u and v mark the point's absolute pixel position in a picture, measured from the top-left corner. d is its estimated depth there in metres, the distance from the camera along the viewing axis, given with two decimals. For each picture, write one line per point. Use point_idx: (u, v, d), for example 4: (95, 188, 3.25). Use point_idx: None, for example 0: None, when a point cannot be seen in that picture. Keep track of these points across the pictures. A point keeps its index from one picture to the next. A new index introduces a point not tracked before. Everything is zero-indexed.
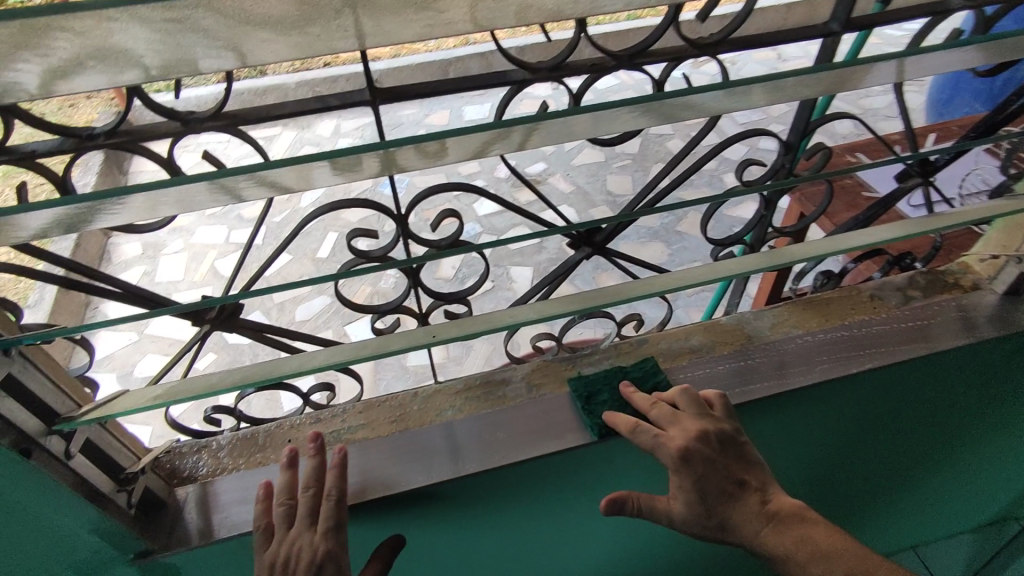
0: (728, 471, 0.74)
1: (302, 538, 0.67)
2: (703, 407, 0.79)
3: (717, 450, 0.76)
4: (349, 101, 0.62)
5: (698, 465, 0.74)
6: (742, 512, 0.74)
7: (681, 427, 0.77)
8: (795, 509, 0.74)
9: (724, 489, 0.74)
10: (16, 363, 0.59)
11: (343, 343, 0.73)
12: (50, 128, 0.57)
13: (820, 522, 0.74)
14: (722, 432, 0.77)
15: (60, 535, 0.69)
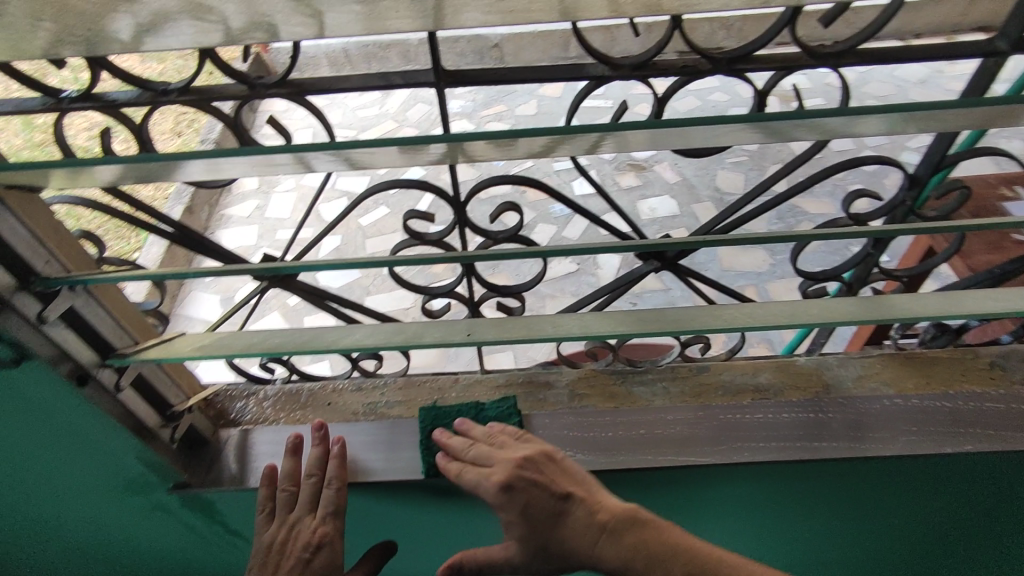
0: (552, 490, 0.64)
1: (300, 521, 0.72)
2: (513, 437, 0.71)
3: (540, 472, 0.66)
4: (412, 81, 0.59)
5: (518, 499, 0.64)
6: (572, 530, 0.62)
7: (498, 460, 0.67)
8: (633, 514, 0.62)
9: (549, 511, 0.63)
10: (80, 298, 0.62)
11: (383, 325, 0.71)
12: (130, 81, 0.59)
13: (657, 518, 0.61)
14: (542, 454, 0.67)
15: (109, 456, 0.74)
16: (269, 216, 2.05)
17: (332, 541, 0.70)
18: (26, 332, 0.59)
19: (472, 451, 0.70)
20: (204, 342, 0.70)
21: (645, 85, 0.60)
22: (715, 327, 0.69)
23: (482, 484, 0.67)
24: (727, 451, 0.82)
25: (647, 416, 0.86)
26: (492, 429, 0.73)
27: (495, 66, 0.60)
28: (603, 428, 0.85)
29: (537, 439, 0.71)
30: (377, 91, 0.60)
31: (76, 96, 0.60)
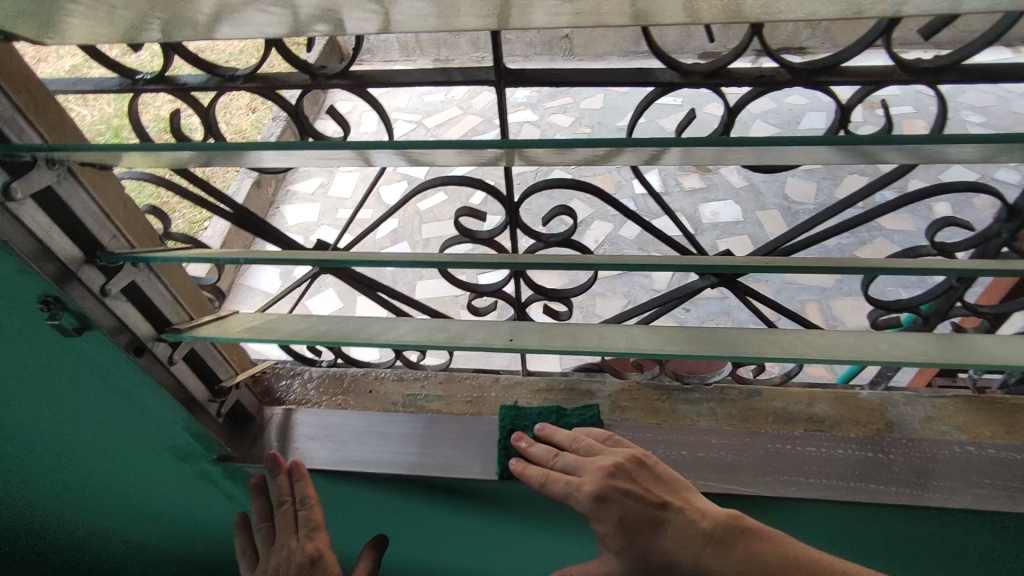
0: (650, 500, 0.60)
1: (286, 543, 0.73)
2: (598, 444, 0.67)
3: (635, 481, 0.62)
4: (472, 79, 0.57)
5: (615, 508, 0.60)
6: (675, 543, 0.58)
7: (589, 468, 0.64)
8: (734, 520, 0.59)
9: (646, 521, 0.59)
10: (141, 273, 0.65)
11: (426, 322, 0.71)
12: (200, 66, 0.60)
13: (764, 529, 0.58)
14: (634, 460, 0.63)
15: (159, 424, 0.77)
16: (331, 196, 2.10)
17: (322, 556, 0.72)
18: (90, 305, 0.60)
19: (559, 459, 0.66)
20: (254, 324, 0.71)
21: (717, 93, 0.57)
22: (772, 355, 0.65)
23: (574, 493, 0.63)
24: (774, 483, 0.77)
25: (691, 437, 0.83)
26: (571, 437, 0.69)
27: (559, 67, 0.58)
28: (643, 444, 0.82)
29: (621, 445, 0.67)
30: (437, 87, 0.59)
31: (149, 78, 0.62)
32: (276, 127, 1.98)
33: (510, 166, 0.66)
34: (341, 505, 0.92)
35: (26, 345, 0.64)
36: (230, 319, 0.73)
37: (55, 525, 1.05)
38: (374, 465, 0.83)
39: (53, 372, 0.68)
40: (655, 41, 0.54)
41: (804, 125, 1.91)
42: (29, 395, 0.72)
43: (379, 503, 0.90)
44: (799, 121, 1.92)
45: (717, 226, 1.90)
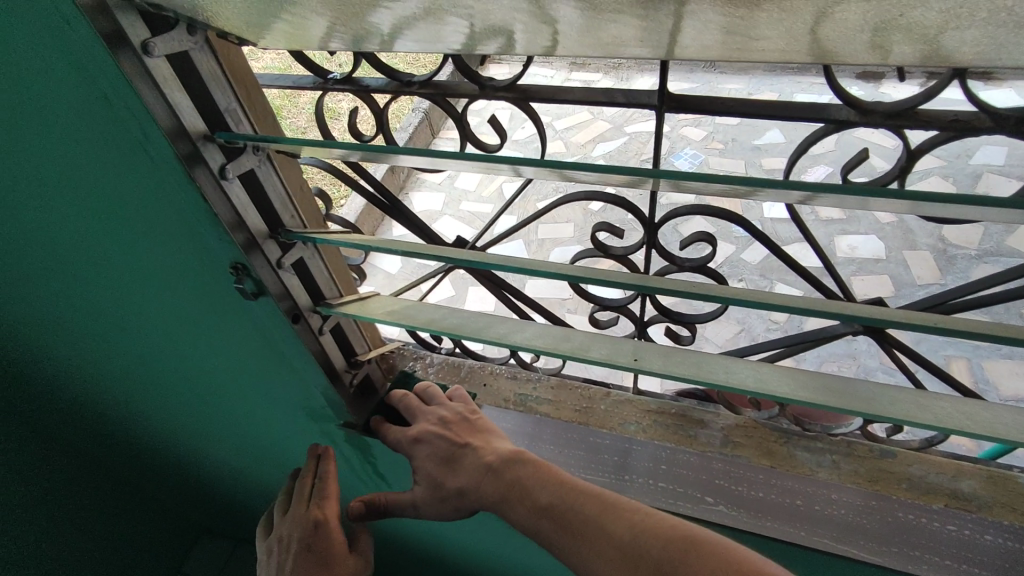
0: (452, 440, 0.76)
1: (298, 511, 0.87)
2: (438, 396, 0.83)
3: (450, 430, 0.78)
4: (635, 102, 0.59)
5: (424, 447, 0.77)
6: (463, 472, 0.73)
7: (420, 416, 0.81)
8: (516, 456, 0.72)
9: (446, 456, 0.75)
10: (308, 251, 0.72)
11: (551, 328, 0.73)
12: (383, 71, 0.66)
13: (537, 462, 0.70)
14: (455, 414, 0.79)
15: (301, 385, 0.86)
16: (457, 187, 2.19)
17: (326, 522, 0.84)
18: (268, 276, 0.67)
19: (403, 401, 0.84)
20: (395, 308, 0.77)
21: (897, 135, 0.54)
22: (918, 421, 0.60)
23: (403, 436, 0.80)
24: (901, 556, 0.72)
25: (808, 488, 0.78)
26: (424, 388, 0.86)
27: (725, 96, 0.57)
28: (753, 486, 0.79)
29: (461, 401, 0.82)
30: (597, 106, 0.60)
31: (338, 79, 0.69)
32: (416, 117, 2.09)
33: (657, 188, 0.67)
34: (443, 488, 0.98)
35: (212, 303, 0.74)
36: (373, 301, 0.80)
37: (205, 448, 1.22)
38: None
39: (227, 330, 0.78)
40: (835, 78, 0.52)
41: (977, 160, 1.70)
42: (205, 347, 0.83)
43: None
44: (970, 155, 1.71)
45: (854, 262, 1.75)
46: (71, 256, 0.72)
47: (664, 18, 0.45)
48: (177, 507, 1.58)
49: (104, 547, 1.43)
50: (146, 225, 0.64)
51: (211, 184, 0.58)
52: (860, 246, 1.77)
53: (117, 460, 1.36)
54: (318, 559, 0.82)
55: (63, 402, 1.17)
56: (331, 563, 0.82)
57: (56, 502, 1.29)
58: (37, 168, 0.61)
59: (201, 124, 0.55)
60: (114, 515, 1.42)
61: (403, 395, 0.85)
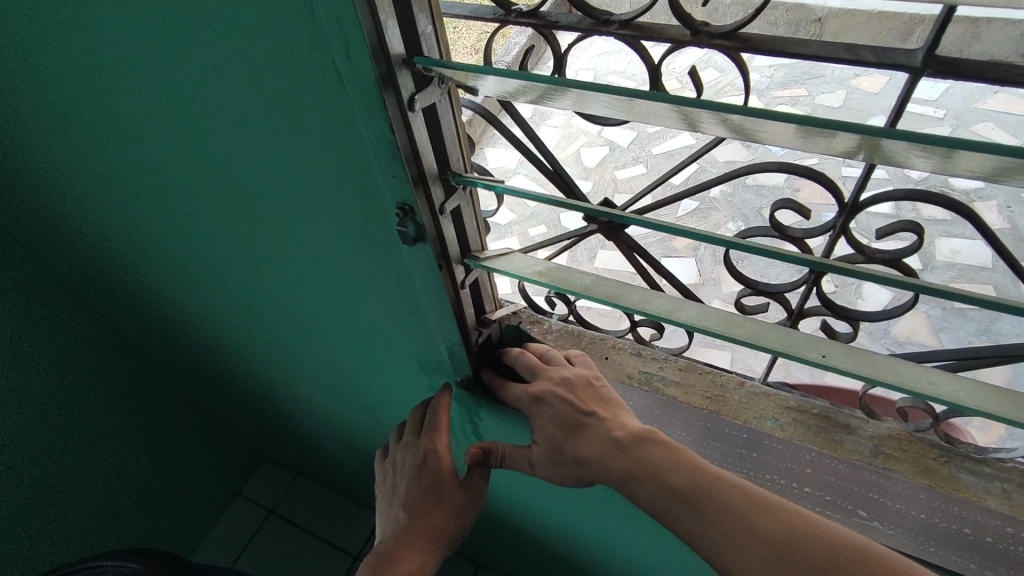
0: (578, 407, 0.73)
1: (409, 439, 0.88)
2: (558, 355, 0.81)
3: (575, 393, 0.75)
4: (887, 62, 0.50)
5: (548, 409, 0.75)
6: (589, 443, 0.71)
7: (540, 375, 0.78)
8: (648, 434, 0.69)
9: (570, 422, 0.73)
10: (466, 198, 0.67)
11: (716, 309, 0.67)
12: (579, 5, 0.59)
13: (671, 443, 0.67)
14: (580, 376, 0.76)
15: (425, 334, 0.84)
16: None
17: (435, 453, 0.84)
18: (429, 221, 0.63)
19: (520, 360, 0.81)
20: (543, 268, 0.72)
21: None
22: None
23: (524, 392, 0.79)
24: None
25: (977, 516, 0.71)
26: (542, 347, 0.83)
27: (1004, 62, 0.48)
28: (911, 505, 0.73)
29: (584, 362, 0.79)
30: (833, 64, 0.52)
31: (524, 11, 0.63)
32: None
33: (874, 166, 0.59)
34: None
35: (358, 241, 0.71)
36: (517, 256, 0.75)
37: (292, 376, 1.26)
38: None
39: (364, 267, 0.76)
40: None
41: None
42: (336, 282, 0.82)
43: None
44: None
45: None
46: (223, 175, 0.71)
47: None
48: (229, 418, 1.71)
49: (161, 442, 1.58)
50: (312, 157, 0.62)
51: (397, 113, 0.53)
52: (969, 252, 0.90)
53: (177, 366, 1.49)
54: (430, 487, 0.84)
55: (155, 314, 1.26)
56: (442, 491, 0.84)
57: (125, 397, 1.44)
58: (207, 83, 0.60)
59: (401, 46, 0.50)
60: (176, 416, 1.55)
61: (519, 353, 0.82)
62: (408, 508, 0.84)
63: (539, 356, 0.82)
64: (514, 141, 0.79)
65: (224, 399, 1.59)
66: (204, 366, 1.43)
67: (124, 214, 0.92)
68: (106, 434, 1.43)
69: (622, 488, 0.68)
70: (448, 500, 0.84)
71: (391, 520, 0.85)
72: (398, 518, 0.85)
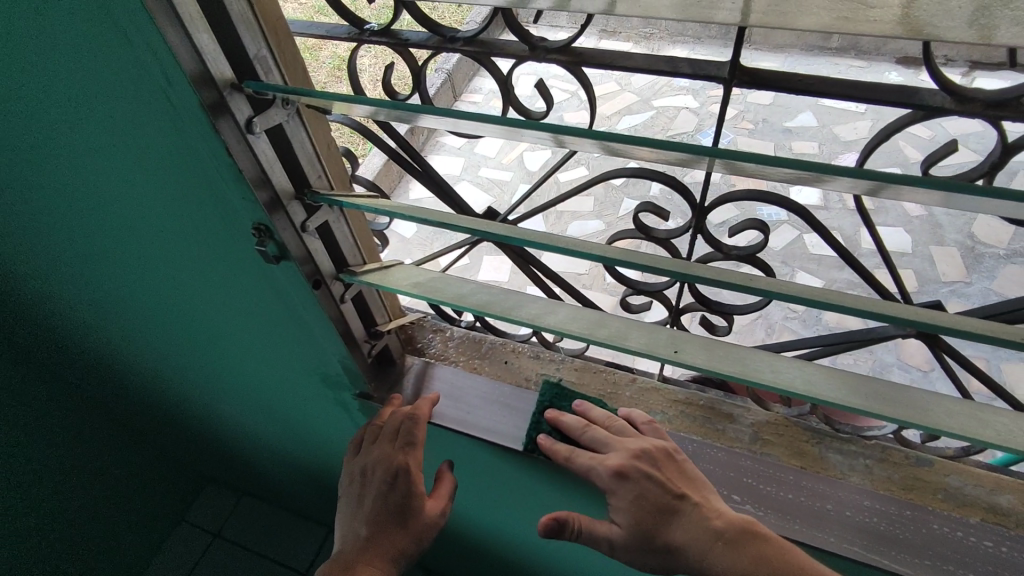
0: (668, 489, 0.67)
1: (382, 445, 0.80)
2: (625, 424, 0.73)
3: (658, 470, 0.69)
4: (701, 73, 0.53)
5: (632, 486, 0.67)
6: (686, 530, 0.66)
7: (617, 447, 0.70)
8: (748, 526, 0.65)
9: (660, 504, 0.67)
10: (334, 215, 0.68)
11: (586, 311, 0.70)
12: (424, 23, 0.60)
13: (774, 540, 0.65)
14: (663, 450, 0.70)
15: (317, 349, 0.84)
16: (477, 153, 2.01)
17: (408, 471, 0.76)
18: (290, 239, 0.64)
19: (587, 434, 0.72)
20: (419, 280, 0.73)
21: (994, 125, 0.48)
22: (986, 438, 0.56)
23: (596, 465, 0.70)
24: (933, 570, 0.70)
25: (841, 492, 0.75)
26: (604, 416, 0.74)
27: (805, 71, 0.52)
28: (782, 486, 0.77)
29: (653, 432, 0.73)
30: (658, 76, 0.55)
31: (375, 30, 0.64)
32: (438, 77, 1.98)
33: (715, 169, 0.62)
34: (461, 458, 0.96)
35: (231, 261, 0.71)
36: (397, 270, 0.76)
37: (212, 394, 1.24)
38: (498, 435, 0.85)
39: (244, 286, 0.75)
40: (934, 62, 0.46)
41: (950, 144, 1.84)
42: (223, 302, 0.82)
43: (495, 467, 0.93)
44: None
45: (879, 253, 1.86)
46: (88, 198, 0.71)
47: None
48: (164, 440, 1.65)
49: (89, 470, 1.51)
50: (168, 180, 0.62)
51: (236, 137, 0.54)
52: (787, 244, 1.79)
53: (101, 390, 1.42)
54: (397, 507, 0.75)
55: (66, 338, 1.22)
56: (408, 513, 0.75)
57: (44, 427, 1.37)
58: (52, 110, 0.59)
59: (228, 70, 0.51)
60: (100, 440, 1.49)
61: (584, 423, 0.73)
62: (370, 521, 0.75)
63: (608, 426, 0.74)
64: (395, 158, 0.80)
65: (156, 421, 1.54)
66: (131, 386, 1.39)
67: (6, 238, 0.88)
68: (23, 466, 1.36)
69: None
70: (414, 522, 0.75)
71: (352, 537, 0.75)
72: (359, 532, 0.75)
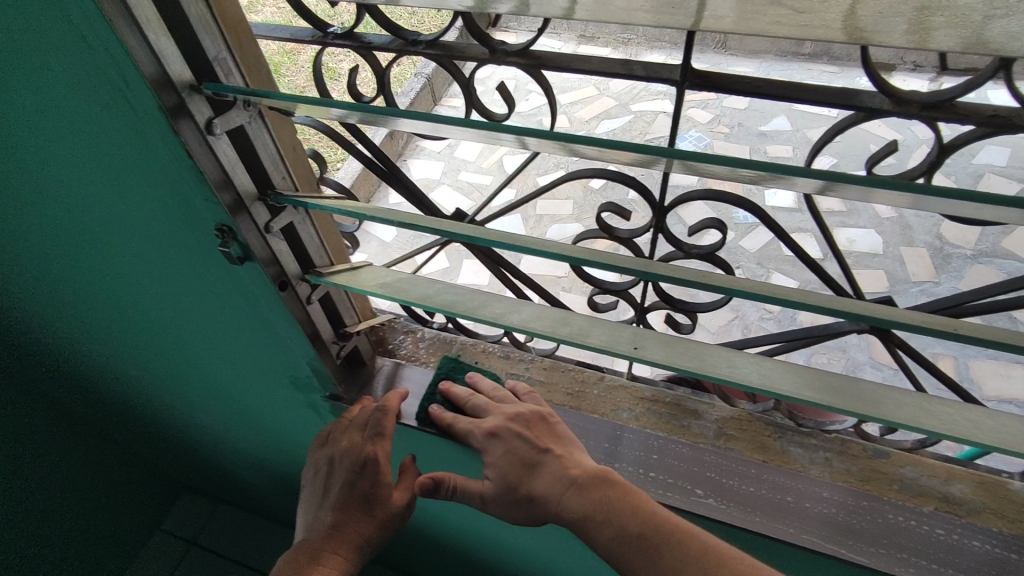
0: (533, 444, 0.69)
1: (351, 437, 0.80)
2: (506, 393, 0.77)
3: (529, 429, 0.71)
4: (655, 76, 0.55)
5: (502, 443, 0.70)
6: (547, 480, 0.67)
7: (493, 411, 0.74)
8: (603, 474, 0.66)
9: (527, 458, 0.69)
10: (299, 215, 0.68)
11: (549, 309, 0.71)
12: (386, 27, 0.61)
13: (632, 489, 0.65)
14: (534, 412, 0.73)
15: (286, 351, 0.84)
16: (457, 157, 2.02)
17: (376, 461, 0.76)
18: (253, 239, 0.64)
19: (471, 402, 0.77)
20: (387, 281, 0.74)
21: (931, 127, 0.50)
22: (930, 428, 0.58)
23: (472, 427, 0.74)
24: (887, 558, 0.72)
25: (800, 484, 0.77)
26: (490, 388, 0.78)
27: (753, 74, 0.53)
28: (744, 479, 0.79)
29: (532, 400, 0.76)
30: (614, 79, 0.57)
31: (339, 33, 0.64)
32: (418, 82, 1.99)
33: (673, 170, 0.64)
34: (433, 459, 0.97)
35: (195, 262, 0.71)
36: (364, 271, 0.76)
37: (183, 399, 1.23)
38: None
39: (209, 288, 0.75)
40: (873, 67, 0.48)
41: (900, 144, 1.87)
42: (191, 306, 0.82)
43: (467, 467, 0.94)
44: (974, 155, 1.98)
45: (852, 254, 1.91)
46: (49, 202, 0.70)
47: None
48: (137, 448, 1.63)
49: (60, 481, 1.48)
50: (128, 181, 0.62)
51: (196, 139, 0.54)
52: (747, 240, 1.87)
53: (72, 397, 1.40)
54: (363, 497, 0.76)
55: (34, 345, 1.20)
56: (374, 501, 0.76)
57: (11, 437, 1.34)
58: (11, 113, 0.59)
59: (187, 73, 0.51)
60: (69, 450, 1.47)
61: (466, 392, 0.78)
62: (336, 510, 0.76)
63: (492, 395, 0.78)
64: (364, 161, 0.80)
65: (130, 428, 1.52)
66: (102, 392, 1.37)
67: None
68: None
69: (573, 530, 0.64)
70: (379, 512, 0.76)
71: (317, 524, 0.76)
72: (325, 520, 0.76)
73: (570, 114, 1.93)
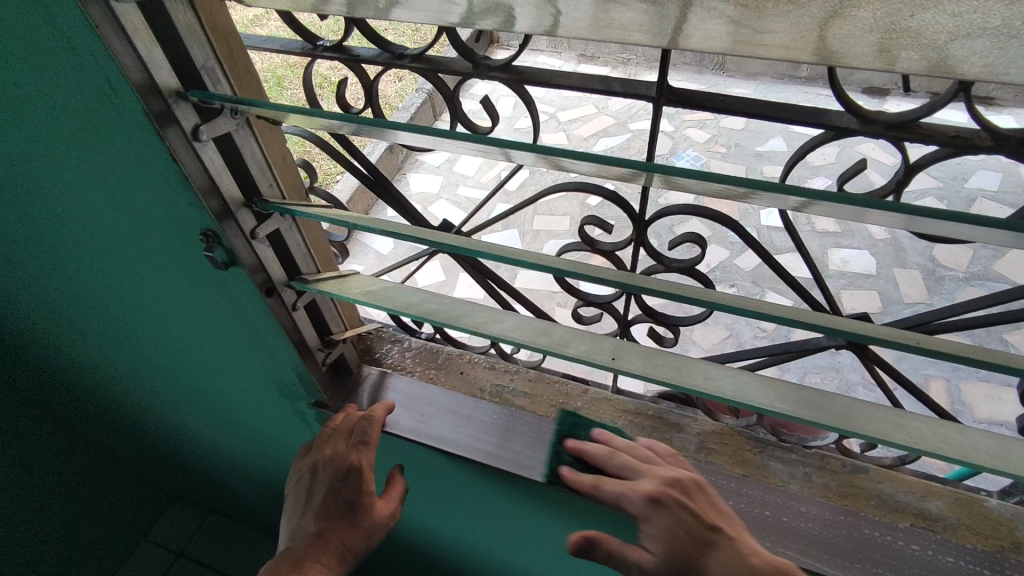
0: (703, 519, 0.60)
1: (335, 445, 0.80)
2: (648, 453, 0.68)
3: (691, 499, 0.62)
4: (632, 92, 0.57)
5: (670, 513, 0.60)
6: (722, 564, 0.57)
7: (649, 473, 0.64)
8: (781, 565, 0.58)
9: (697, 532, 0.59)
10: (286, 223, 0.69)
11: (530, 320, 0.71)
12: (373, 40, 0.63)
13: None
14: (695, 479, 0.63)
15: (272, 357, 0.84)
16: (455, 172, 2.04)
17: (360, 469, 0.77)
18: (239, 245, 0.65)
19: (615, 460, 0.66)
20: (372, 288, 0.75)
21: (897, 147, 0.52)
22: (896, 440, 0.59)
23: (627, 490, 0.63)
24: (864, 573, 0.72)
25: (779, 498, 0.78)
26: (626, 445, 0.69)
27: (727, 92, 0.55)
28: (724, 493, 0.79)
29: (677, 463, 0.68)
30: (593, 95, 0.59)
31: (329, 46, 0.66)
32: (418, 98, 2.01)
33: (652, 185, 0.65)
34: (418, 468, 0.97)
35: (182, 267, 0.72)
36: (351, 279, 0.77)
37: (172, 406, 1.23)
38: (451, 444, 0.86)
39: (196, 293, 0.76)
40: (840, 87, 0.50)
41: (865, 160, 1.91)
42: (179, 313, 0.83)
43: (452, 477, 0.94)
44: (968, 178, 2.00)
45: (845, 275, 1.92)
46: (41, 205, 0.72)
47: (671, 6, 0.44)
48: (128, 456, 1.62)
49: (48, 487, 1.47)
50: (116, 185, 0.63)
51: (183, 145, 0.56)
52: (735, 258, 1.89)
53: (64, 404, 1.41)
54: (347, 504, 0.75)
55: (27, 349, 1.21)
56: (357, 510, 0.76)
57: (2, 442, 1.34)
58: (6, 117, 0.60)
59: (174, 81, 0.52)
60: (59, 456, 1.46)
61: (611, 449, 0.68)
62: (319, 518, 0.75)
63: (636, 454, 0.68)
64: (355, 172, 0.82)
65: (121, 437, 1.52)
66: (94, 399, 1.37)
67: None
68: None
69: None
70: (362, 520, 0.76)
71: (299, 533, 0.75)
72: (307, 529, 0.75)
73: (568, 132, 1.95)
